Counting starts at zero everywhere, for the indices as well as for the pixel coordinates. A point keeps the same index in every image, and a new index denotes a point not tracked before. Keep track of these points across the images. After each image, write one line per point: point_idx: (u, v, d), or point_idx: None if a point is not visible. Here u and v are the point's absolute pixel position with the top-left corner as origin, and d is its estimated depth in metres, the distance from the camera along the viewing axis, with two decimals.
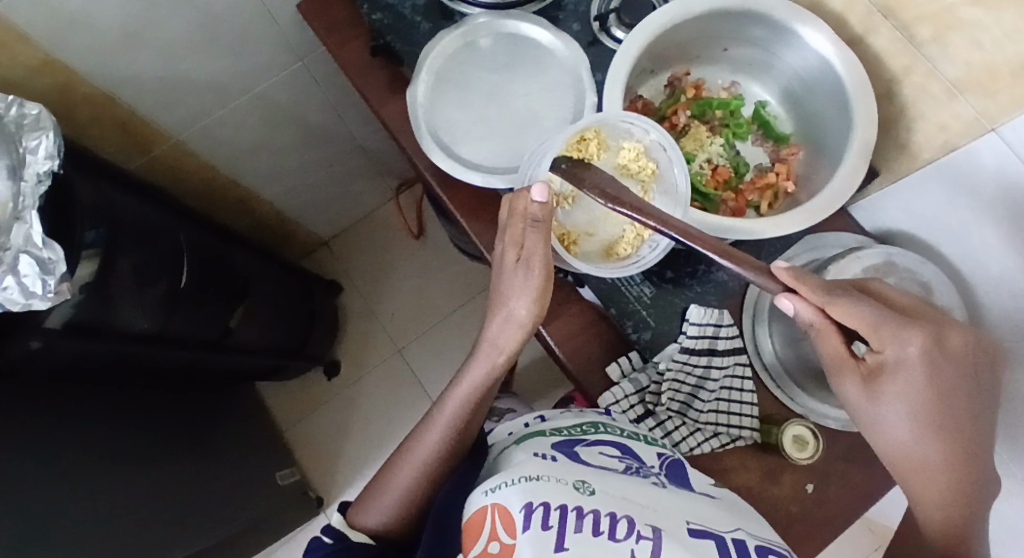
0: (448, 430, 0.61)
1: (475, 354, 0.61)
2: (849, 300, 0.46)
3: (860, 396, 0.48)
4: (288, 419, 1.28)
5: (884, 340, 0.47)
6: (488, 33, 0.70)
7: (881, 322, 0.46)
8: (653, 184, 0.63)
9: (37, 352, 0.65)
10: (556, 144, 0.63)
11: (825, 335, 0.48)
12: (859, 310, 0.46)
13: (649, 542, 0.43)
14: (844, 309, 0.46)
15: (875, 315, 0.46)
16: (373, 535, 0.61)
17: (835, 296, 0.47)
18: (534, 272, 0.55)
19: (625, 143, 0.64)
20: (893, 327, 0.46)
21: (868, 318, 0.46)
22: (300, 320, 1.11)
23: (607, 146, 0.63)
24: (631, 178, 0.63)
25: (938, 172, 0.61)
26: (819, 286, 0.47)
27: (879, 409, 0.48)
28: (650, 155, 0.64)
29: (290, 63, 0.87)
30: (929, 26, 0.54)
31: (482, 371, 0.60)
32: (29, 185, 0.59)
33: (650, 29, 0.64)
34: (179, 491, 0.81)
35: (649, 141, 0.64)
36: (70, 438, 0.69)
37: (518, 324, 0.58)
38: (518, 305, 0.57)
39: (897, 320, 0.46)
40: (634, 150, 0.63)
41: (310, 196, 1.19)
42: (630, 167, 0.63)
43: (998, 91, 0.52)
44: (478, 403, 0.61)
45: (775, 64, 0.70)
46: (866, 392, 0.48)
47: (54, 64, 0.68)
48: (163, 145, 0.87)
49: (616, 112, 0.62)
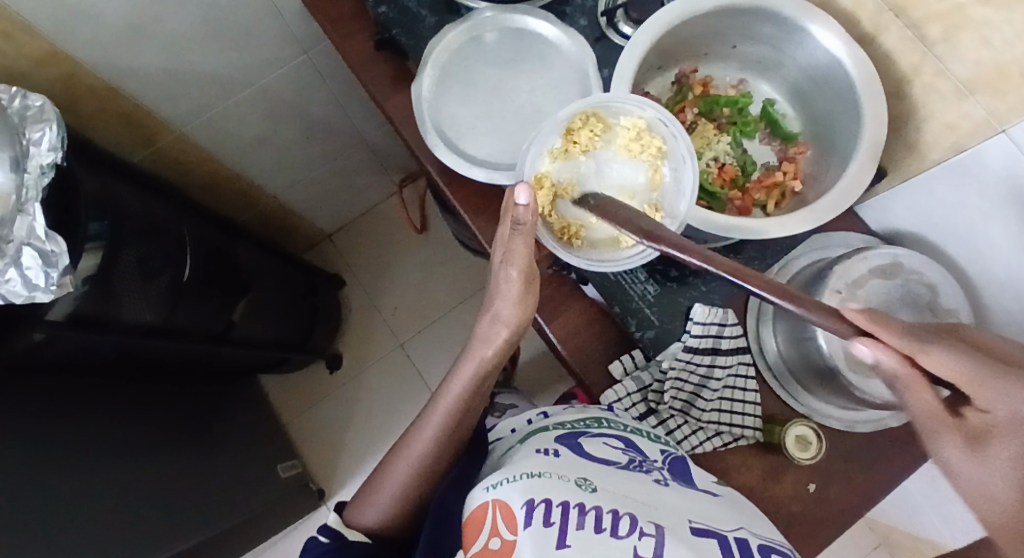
0: (444, 428, 0.61)
1: (467, 352, 0.61)
2: (943, 350, 0.44)
3: (963, 459, 0.44)
4: (289, 411, 1.28)
5: (987, 397, 0.44)
6: (494, 28, 0.70)
7: (979, 373, 0.44)
8: (661, 161, 0.61)
9: (40, 345, 0.64)
10: (548, 135, 0.61)
11: (918, 388, 0.45)
12: (952, 360, 0.44)
13: (651, 539, 0.43)
14: (936, 356, 0.44)
15: (972, 365, 0.44)
16: (371, 533, 0.61)
17: (925, 344, 0.45)
18: (514, 275, 0.55)
19: (624, 121, 0.61)
20: (998, 382, 0.43)
21: (964, 371, 0.44)
22: (302, 314, 1.11)
23: (605, 126, 0.61)
24: (636, 158, 0.61)
25: (947, 172, 0.60)
26: (908, 334, 0.45)
27: (985, 473, 0.43)
28: (652, 131, 0.62)
29: (294, 56, 0.87)
30: (940, 24, 0.53)
31: (475, 368, 0.60)
32: (32, 177, 0.59)
33: (656, 27, 0.64)
34: (180, 484, 0.81)
35: (647, 118, 0.62)
36: (70, 430, 0.69)
37: (505, 324, 0.58)
38: (503, 307, 0.57)
39: (999, 373, 0.43)
40: (634, 129, 0.61)
41: (312, 190, 1.19)
42: (632, 147, 0.61)
43: (1008, 92, 0.51)
44: (472, 399, 0.61)
45: (784, 62, 0.70)
46: (969, 454, 0.44)
47: (57, 56, 0.67)
48: (167, 138, 0.86)
49: (611, 95, 0.61)
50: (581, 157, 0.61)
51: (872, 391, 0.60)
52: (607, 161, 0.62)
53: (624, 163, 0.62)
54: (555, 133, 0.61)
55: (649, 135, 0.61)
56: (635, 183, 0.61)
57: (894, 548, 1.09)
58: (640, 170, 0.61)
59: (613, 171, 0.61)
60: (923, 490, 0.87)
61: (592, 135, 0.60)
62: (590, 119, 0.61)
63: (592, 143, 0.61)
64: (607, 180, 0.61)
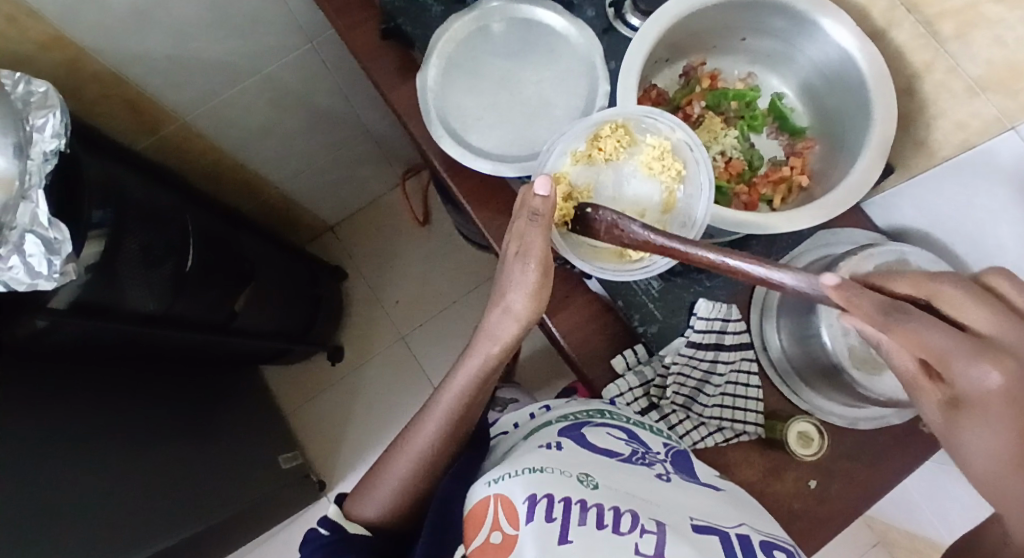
0: (446, 421, 0.61)
1: (472, 346, 0.61)
2: (916, 325, 0.40)
3: (938, 423, 0.41)
4: (289, 402, 1.29)
5: (956, 370, 0.39)
6: (501, 18, 0.69)
7: (948, 350, 0.39)
8: (678, 185, 0.61)
9: (41, 332, 0.65)
10: (574, 137, 0.61)
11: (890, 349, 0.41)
12: (924, 334, 0.39)
13: (652, 536, 0.43)
14: (908, 331, 0.40)
15: (945, 342, 0.39)
16: (371, 526, 0.61)
17: (893, 318, 0.40)
18: (531, 268, 0.55)
19: (650, 139, 0.61)
20: (968, 357, 0.38)
21: (938, 344, 0.39)
22: (304, 305, 1.11)
23: (631, 140, 0.61)
24: (654, 177, 0.61)
25: (955, 171, 0.60)
26: (877, 308, 0.41)
27: (961, 442, 0.40)
28: (676, 154, 0.61)
29: (299, 45, 0.86)
30: (953, 21, 0.53)
31: (480, 362, 0.60)
32: (35, 163, 0.58)
33: (665, 19, 0.63)
34: (181, 471, 0.81)
35: (674, 139, 0.61)
36: (74, 416, 0.69)
37: (515, 317, 0.57)
38: (514, 300, 0.57)
39: (970, 348, 0.38)
40: (659, 148, 0.61)
41: (315, 180, 1.19)
42: (653, 165, 0.61)
43: (1018, 91, 0.51)
44: (476, 393, 0.61)
45: (793, 56, 0.69)
46: (947, 420, 0.40)
47: (62, 43, 0.67)
48: (170, 126, 0.86)
49: (634, 105, 0.60)
50: (601, 166, 0.61)
51: (879, 389, 0.59)
52: (627, 177, 0.62)
53: (643, 179, 0.62)
54: (581, 137, 0.61)
55: (672, 157, 0.61)
56: (648, 200, 0.61)
57: (892, 545, 1.09)
58: (656, 190, 0.61)
59: (631, 187, 0.62)
60: (925, 489, 0.87)
61: (616, 148, 0.60)
62: (618, 129, 0.61)
63: (616, 153, 0.61)
64: (623, 195, 0.61)
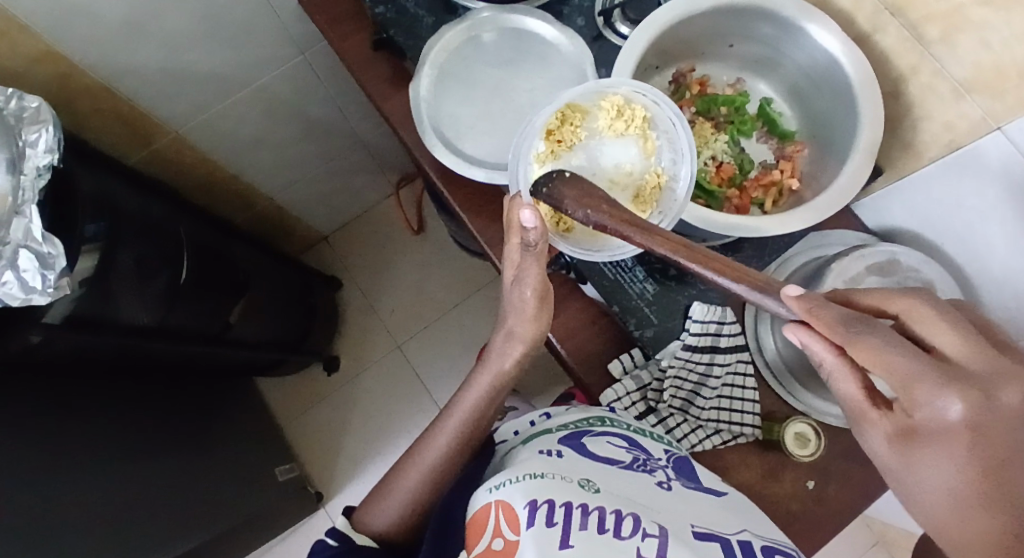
0: (457, 435, 0.62)
1: (482, 365, 0.63)
2: (876, 343, 0.39)
3: (892, 459, 0.41)
4: (284, 414, 1.28)
5: (920, 396, 0.39)
6: (493, 28, 0.69)
7: (915, 378, 0.39)
8: (649, 131, 0.61)
9: (35, 347, 0.64)
10: (530, 141, 0.60)
11: (844, 379, 0.43)
12: (884, 353, 0.39)
13: (655, 539, 0.44)
14: (866, 349, 0.40)
15: (907, 364, 0.38)
16: (377, 538, 0.61)
17: (857, 335, 0.40)
18: (529, 295, 0.57)
19: (602, 102, 0.61)
20: (931, 384, 0.38)
21: (900, 366, 0.39)
22: (298, 316, 1.10)
23: (584, 114, 0.61)
24: (624, 135, 0.61)
25: (943, 172, 0.61)
26: (840, 323, 0.41)
27: (914, 470, 0.40)
28: (632, 104, 0.61)
29: (292, 56, 0.87)
30: (938, 25, 0.54)
31: (488, 382, 0.63)
32: (28, 179, 0.58)
33: (654, 28, 0.64)
34: (178, 486, 0.81)
35: (623, 93, 0.61)
36: (72, 433, 0.68)
37: (519, 340, 0.60)
38: (518, 323, 0.60)
39: (938, 376, 0.38)
40: (613, 108, 0.60)
41: (309, 191, 1.19)
42: (617, 125, 0.60)
43: (1005, 90, 0.51)
44: (485, 409, 0.63)
45: (780, 61, 0.70)
46: (893, 450, 0.41)
47: (53, 57, 0.67)
48: (163, 139, 0.86)
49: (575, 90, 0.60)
50: (569, 154, 0.60)
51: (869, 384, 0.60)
52: (595, 146, 0.61)
53: (614, 142, 0.61)
54: (536, 138, 0.60)
55: (630, 109, 0.60)
56: (630, 158, 0.61)
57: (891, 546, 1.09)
58: (632, 146, 0.61)
59: (606, 154, 0.61)
60: None
61: (573, 130, 0.60)
62: (565, 114, 0.60)
63: (575, 136, 0.60)
64: (604, 163, 0.61)
